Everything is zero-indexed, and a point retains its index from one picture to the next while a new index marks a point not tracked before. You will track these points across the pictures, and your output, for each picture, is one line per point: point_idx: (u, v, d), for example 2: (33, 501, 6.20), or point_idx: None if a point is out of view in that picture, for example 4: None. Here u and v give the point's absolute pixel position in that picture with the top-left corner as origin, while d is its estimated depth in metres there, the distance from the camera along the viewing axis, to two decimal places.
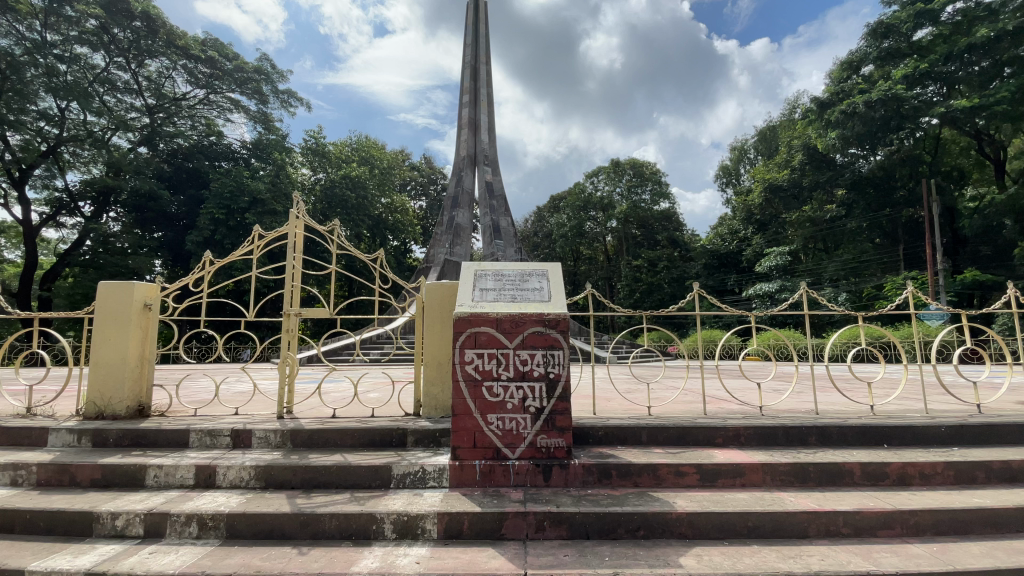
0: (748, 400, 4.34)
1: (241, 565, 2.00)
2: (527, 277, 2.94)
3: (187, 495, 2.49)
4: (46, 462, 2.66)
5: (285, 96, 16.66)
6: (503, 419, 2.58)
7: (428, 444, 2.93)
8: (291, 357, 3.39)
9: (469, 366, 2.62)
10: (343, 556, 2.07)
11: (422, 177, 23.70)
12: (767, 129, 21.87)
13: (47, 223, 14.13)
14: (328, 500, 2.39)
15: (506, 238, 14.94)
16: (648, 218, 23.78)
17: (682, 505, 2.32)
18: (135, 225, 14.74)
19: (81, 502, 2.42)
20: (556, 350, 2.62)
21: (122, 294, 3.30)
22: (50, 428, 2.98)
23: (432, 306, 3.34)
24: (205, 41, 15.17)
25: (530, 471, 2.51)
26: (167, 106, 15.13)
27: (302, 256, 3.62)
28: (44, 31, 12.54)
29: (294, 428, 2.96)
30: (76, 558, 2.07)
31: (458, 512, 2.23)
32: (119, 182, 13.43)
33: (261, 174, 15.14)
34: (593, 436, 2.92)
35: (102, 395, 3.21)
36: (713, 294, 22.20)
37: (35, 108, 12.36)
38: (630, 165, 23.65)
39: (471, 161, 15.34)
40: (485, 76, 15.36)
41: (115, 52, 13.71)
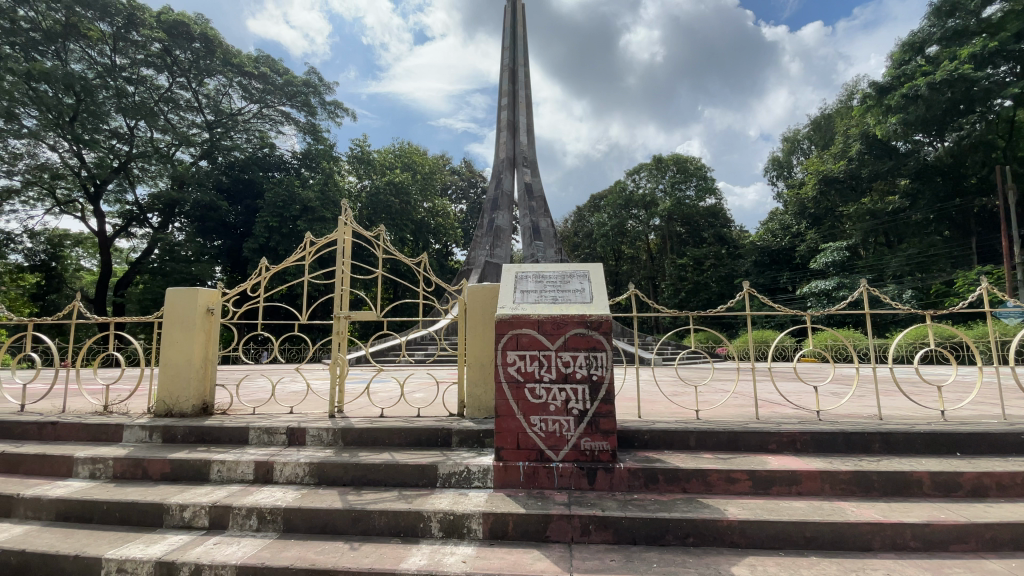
0: (803, 403, 4.15)
1: (298, 559, 2.09)
2: (568, 278, 2.92)
3: (247, 490, 2.63)
4: (122, 456, 2.88)
5: (332, 107, 17.32)
6: (546, 421, 2.58)
7: (472, 445, 2.97)
8: (342, 357, 3.51)
9: (512, 368, 2.63)
10: (392, 553, 2.13)
11: (462, 180, 24.14)
12: (822, 118, 20.75)
13: (119, 234, 15.28)
14: (377, 497, 2.47)
15: (547, 239, 14.94)
16: (693, 215, 23.13)
17: (734, 513, 2.23)
18: (197, 234, 15.71)
19: (152, 494, 2.61)
20: (599, 352, 2.59)
21: (188, 298, 3.52)
22: (125, 425, 3.21)
23: (475, 309, 3.40)
24: (258, 58, 16.02)
25: (574, 473, 2.50)
26: (224, 122, 15.99)
27: (351, 261, 3.74)
28: (114, 55, 13.67)
29: (344, 427, 3.08)
30: (148, 547, 2.23)
31: (502, 513, 2.25)
32: (183, 194, 14.36)
33: (311, 182, 15.79)
34: (638, 440, 2.86)
35: (170, 394, 3.44)
36: (764, 292, 21.32)
37: (108, 128, 13.52)
38: (673, 161, 23.09)
39: (510, 164, 15.40)
40: (524, 77, 15.38)
41: (177, 72, 14.65)
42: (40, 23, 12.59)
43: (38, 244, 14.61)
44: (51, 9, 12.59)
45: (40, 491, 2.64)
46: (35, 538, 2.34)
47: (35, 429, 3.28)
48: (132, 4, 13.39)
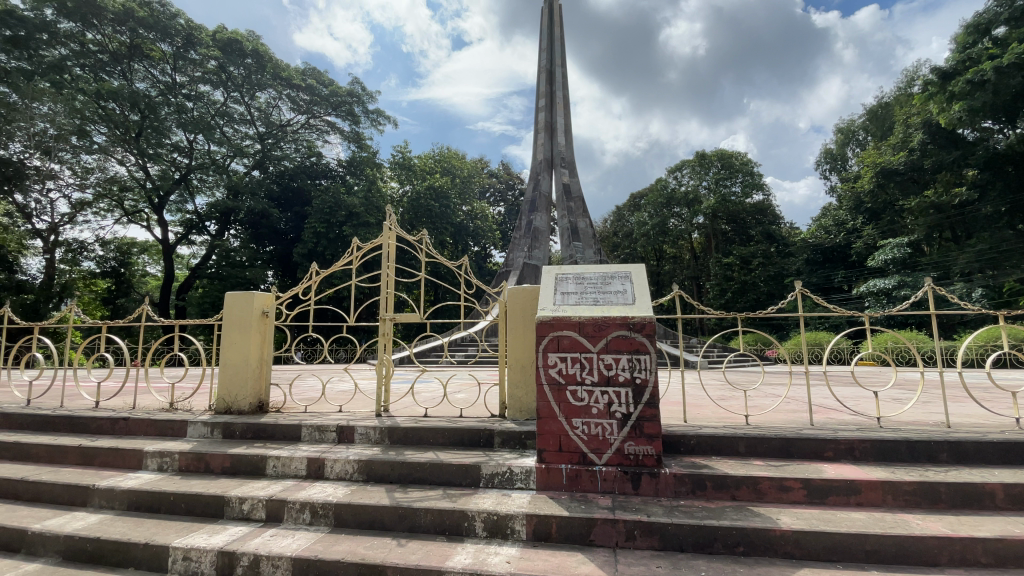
0: (862, 409, 3.93)
1: (348, 553, 2.17)
2: (609, 279, 2.89)
3: (301, 484, 2.75)
4: (186, 451, 3.07)
5: (374, 115, 17.84)
6: (589, 424, 2.56)
7: (514, 446, 2.98)
8: (387, 359, 3.62)
9: (553, 370, 2.63)
10: (438, 550, 2.18)
11: (500, 183, 24.33)
12: (879, 106, 19.53)
13: (181, 241, 16.29)
14: (422, 496, 2.52)
15: (586, 240, 14.85)
16: (738, 213, 22.33)
17: (787, 522, 2.15)
18: (251, 240, 16.53)
19: (215, 487, 2.77)
20: (643, 355, 2.54)
21: (246, 302, 3.72)
22: (189, 421, 3.42)
23: (515, 310, 3.41)
24: (305, 71, 16.68)
25: (618, 477, 2.47)
26: (274, 133, 16.78)
27: (395, 265, 3.83)
28: (175, 74, 14.66)
29: (390, 426, 3.17)
30: (211, 537, 2.37)
31: (546, 515, 2.25)
32: (238, 203, 15.15)
33: (356, 189, 16.31)
34: (684, 445, 2.80)
35: (228, 393, 3.64)
36: (817, 293, 20.33)
37: (170, 142, 14.53)
38: (717, 157, 22.45)
39: (548, 165, 15.38)
40: (561, 78, 15.32)
41: (232, 88, 15.49)
42: (107, 45, 13.67)
43: (109, 252, 15.78)
44: (117, 32, 13.64)
45: (114, 483, 2.85)
46: (109, 527, 2.53)
47: (109, 424, 3.55)
48: (191, 26, 14.35)
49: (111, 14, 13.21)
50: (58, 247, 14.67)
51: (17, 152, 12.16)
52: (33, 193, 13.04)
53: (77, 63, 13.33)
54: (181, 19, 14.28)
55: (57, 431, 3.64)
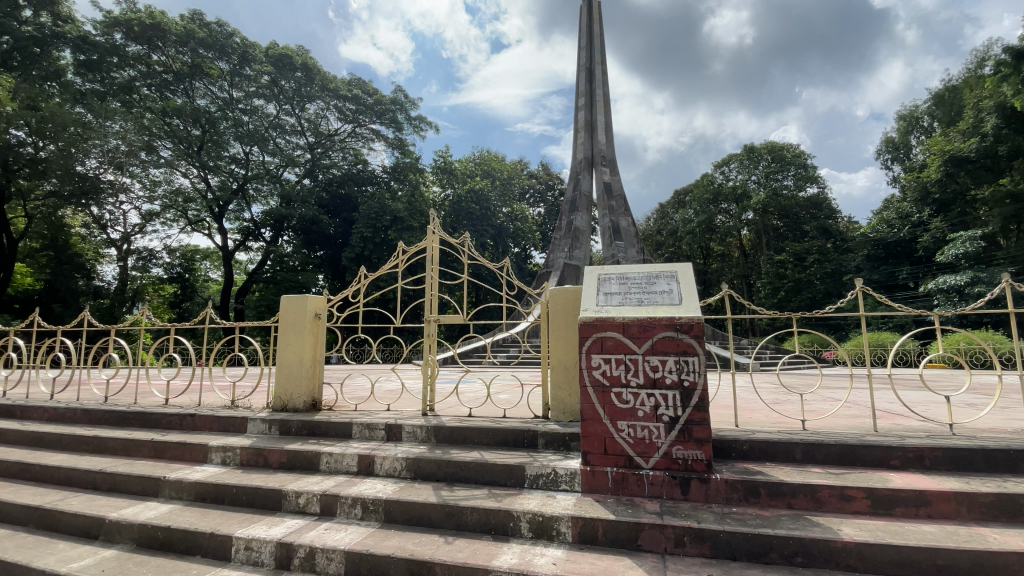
0: (933, 415, 3.66)
1: (398, 548, 2.23)
2: (654, 279, 2.83)
3: (353, 480, 2.86)
4: (247, 446, 3.25)
5: (417, 121, 18.23)
6: (634, 427, 2.51)
7: (558, 448, 2.96)
8: (432, 359, 3.70)
9: (597, 372, 2.61)
10: (485, 549, 2.20)
11: (540, 184, 24.32)
12: (946, 90, 18.15)
13: (239, 247, 17.25)
14: (468, 495, 2.56)
15: (628, 239, 14.59)
16: (791, 208, 21.30)
17: (849, 533, 2.04)
18: (302, 245, 17.28)
19: (273, 481, 2.92)
20: (691, 357, 2.47)
21: (300, 305, 3.89)
22: (249, 418, 3.62)
23: (557, 310, 3.39)
24: (352, 81, 17.21)
25: (666, 482, 2.41)
26: (323, 142, 17.48)
27: (439, 268, 3.91)
28: (232, 90, 15.54)
29: (437, 425, 3.23)
30: (271, 528, 2.50)
31: (592, 518, 2.23)
32: (291, 211, 15.91)
33: (399, 194, 16.75)
34: (736, 451, 2.70)
35: (285, 391, 3.82)
36: (880, 290, 19.13)
37: (228, 154, 15.41)
38: (767, 149, 21.55)
39: (588, 163, 15.23)
40: (601, 75, 15.15)
41: (283, 101, 16.23)
42: (171, 65, 14.71)
43: (175, 259, 16.91)
44: (180, 53, 14.63)
45: (182, 475, 3.05)
46: (179, 517, 2.71)
47: (177, 420, 3.80)
48: (246, 43, 15.23)
49: (173, 36, 14.21)
50: (130, 255, 15.84)
51: (93, 167, 13.21)
52: (108, 205, 14.18)
53: (144, 83, 14.59)
54: (237, 37, 15.17)
55: (132, 425, 3.94)
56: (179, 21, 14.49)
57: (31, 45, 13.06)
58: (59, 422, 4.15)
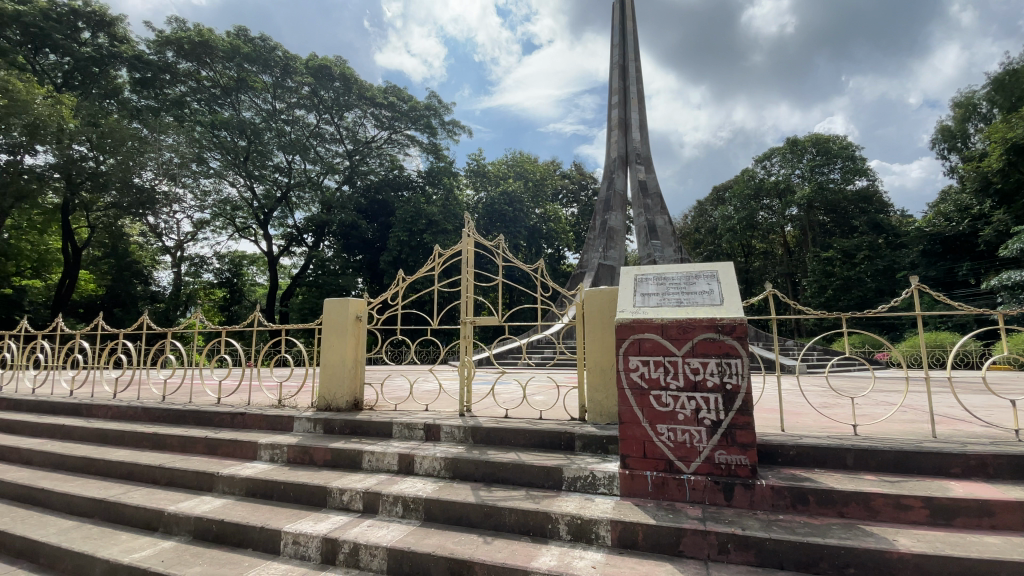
0: (998, 420, 3.43)
1: (438, 547, 2.28)
2: (694, 279, 2.76)
3: (394, 479, 2.93)
4: (293, 444, 3.38)
5: (450, 126, 18.48)
6: (675, 431, 2.47)
7: (595, 450, 2.95)
8: (469, 360, 3.74)
9: (635, 374, 2.58)
10: (523, 550, 2.22)
11: (573, 184, 24.19)
12: (1007, 74, 16.95)
13: (283, 252, 17.96)
14: (507, 495, 2.58)
15: (664, 238, 14.30)
16: (838, 202, 20.38)
17: (906, 544, 1.94)
18: (342, 250, 17.80)
19: (318, 478, 3.03)
20: (733, 359, 2.41)
21: (342, 308, 4.02)
22: (295, 417, 3.76)
23: (593, 311, 3.37)
24: (387, 89, 17.58)
25: (708, 487, 2.36)
26: (361, 149, 18.01)
27: (474, 270, 3.94)
28: (275, 101, 16.19)
29: (474, 425, 3.27)
30: (316, 524, 2.59)
31: (632, 522, 2.21)
32: (331, 216, 16.45)
33: (434, 199, 17.02)
34: (782, 456, 2.61)
35: (328, 392, 3.96)
36: (937, 288, 18.03)
37: (272, 163, 16.10)
38: (811, 142, 20.69)
39: (623, 162, 15.03)
40: (635, 72, 14.93)
41: (323, 110, 16.80)
42: (218, 80, 15.48)
43: (224, 265, 17.79)
44: (227, 68, 15.37)
45: (234, 471, 3.21)
46: (231, 511, 2.85)
47: (229, 418, 4.00)
48: (288, 56, 15.84)
49: (220, 52, 14.94)
50: (183, 261, 16.74)
51: (149, 179, 13.93)
52: (163, 214, 15.04)
53: (194, 98, 15.50)
54: (279, 51, 15.82)
55: (187, 423, 4.17)
56: (226, 38, 15.24)
57: (90, 65, 14.28)
58: (122, 419, 4.43)
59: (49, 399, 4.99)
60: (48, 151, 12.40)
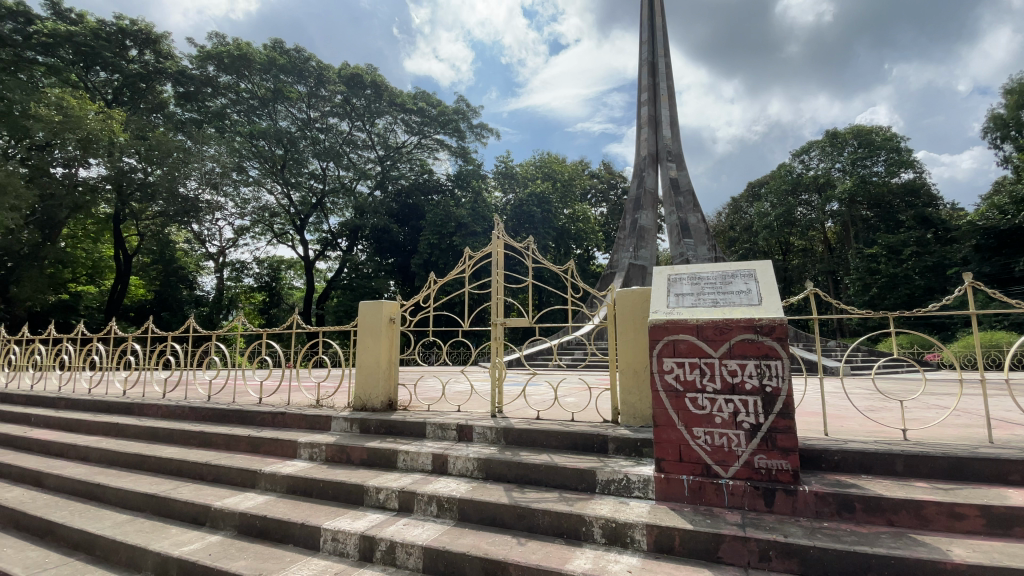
0: None
1: (472, 546, 2.30)
2: (730, 278, 2.70)
3: (428, 478, 2.98)
4: (331, 443, 3.47)
5: (479, 129, 18.61)
6: (712, 434, 2.41)
7: (630, 453, 2.91)
8: (500, 362, 3.76)
9: (670, 376, 2.54)
10: (558, 552, 2.21)
11: (603, 183, 23.99)
12: None
13: (319, 257, 18.48)
14: (540, 497, 2.58)
15: (697, 236, 13.99)
16: (883, 196, 19.53)
17: (961, 555, 1.84)
18: (374, 253, 18.17)
19: (354, 477, 3.10)
20: (773, 361, 2.33)
21: (376, 310, 4.11)
22: (332, 417, 3.86)
23: (625, 311, 3.32)
24: (416, 95, 17.85)
25: (748, 493, 2.29)
26: (392, 155, 18.35)
27: (504, 271, 3.96)
28: (310, 111, 16.68)
29: (506, 426, 3.28)
30: (354, 522, 2.65)
31: (668, 526, 2.17)
32: (364, 221, 16.87)
33: (463, 201, 17.15)
34: (826, 461, 2.51)
35: (363, 392, 4.05)
36: (992, 285, 16.97)
37: (308, 171, 16.64)
38: (852, 134, 19.85)
39: (653, 160, 14.78)
40: (664, 69, 14.68)
41: (355, 118, 17.23)
42: (256, 92, 16.03)
43: (263, 269, 18.47)
44: (264, 80, 15.91)
45: (275, 469, 3.32)
46: (274, 507, 2.95)
47: (270, 417, 4.14)
48: (321, 67, 16.30)
49: (258, 65, 15.51)
50: (225, 267, 17.47)
51: (193, 189, 14.64)
52: (207, 222, 15.73)
53: (234, 109, 16.05)
54: (313, 61, 16.30)
55: (231, 422, 4.33)
56: (263, 51, 15.82)
57: (138, 81, 15.31)
58: (171, 418, 4.65)
59: (105, 398, 5.29)
60: (100, 163, 13.24)
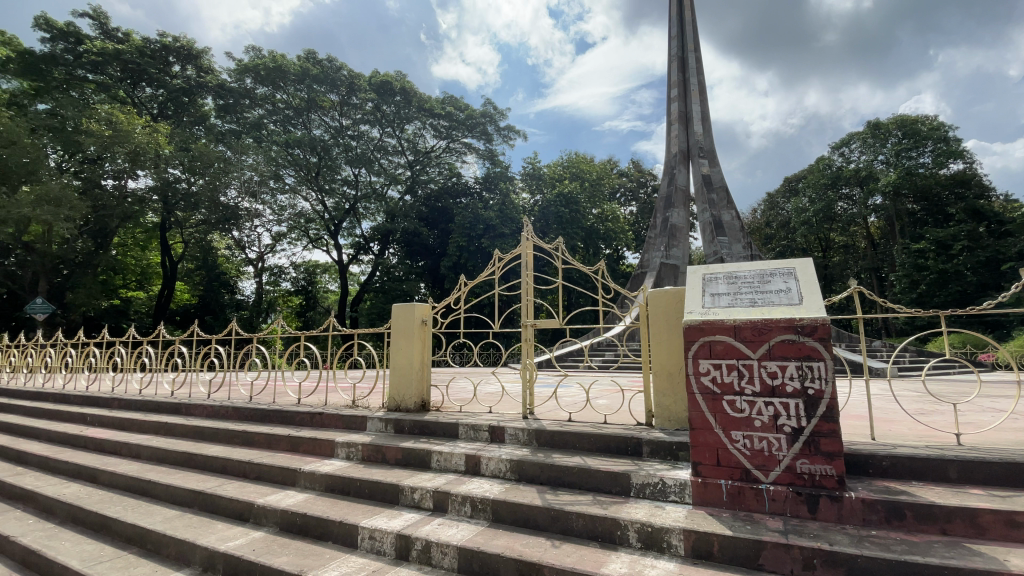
0: None
1: (506, 548, 2.30)
2: (768, 277, 2.62)
3: (461, 479, 3.01)
4: (367, 443, 3.54)
5: (506, 131, 18.65)
6: (751, 438, 2.35)
7: (665, 456, 2.87)
8: (531, 363, 3.76)
9: (706, 378, 2.49)
10: (593, 556, 2.20)
11: (631, 182, 23.69)
12: None
13: (353, 260, 18.93)
14: (573, 500, 2.57)
15: (732, 233, 13.64)
16: (929, 188, 18.37)
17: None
18: (405, 257, 18.49)
19: (390, 476, 3.17)
20: (816, 362, 2.25)
21: (409, 313, 4.18)
22: (368, 417, 3.95)
23: (657, 312, 3.27)
24: (444, 99, 18.03)
25: (790, 499, 2.22)
26: (421, 159, 18.64)
27: (534, 273, 3.96)
28: (342, 118, 17.07)
29: (538, 428, 3.29)
30: (390, 521, 2.70)
31: (706, 532, 2.12)
32: (395, 225, 17.20)
33: (491, 204, 17.22)
34: (874, 467, 2.40)
35: (397, 393, 4.12)
36: None
37: (341, 177, 17.07)
38: (896, 124, 18.95)
39: (684, 156, 14.51)
40: (695, 63, 14.38)
41: (385, 124, 17.53)
42: (291, 102, 16.51)
43: (299, 273, 19.05)
44: (298, 90, 16.40)
45: (314, 468, 3.42)
46: (314, 505, 3.04)
47: (308, 418, 4.27)
48: (353, 75, 16.69)
49: (292, 75, 16.03)
50: (264, 272, 18.11)
51: (233, 197, 15.22)
52: (246, 229, 16.34)
53: (271, 120, 16.49)
54: (345, 70, 16.70)
55: (272, 422, 4.49)
56: (297, 62, 16.32)
57: (182, 95, 16.08)
58: (215, 418, 4.85)
59: (154, 399, 5.56)
60: (147, 175, 13.98)
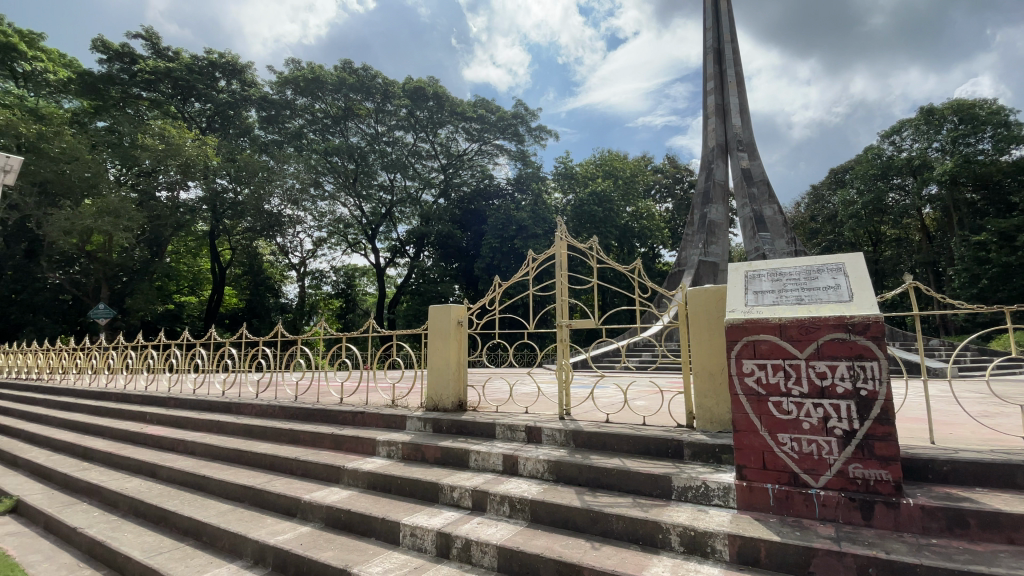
0: None
1: (545, 549, 2.31)
2: (814, 274, 2.53)
3: (500, 478, 3.03)
4: (407, 442, 3.62)
5: (537, 132, 18.60)
6: (799, 441, 2.26)
7: (707, 459, 2.80)
8: (567, 364, 3.74)
9: (750, 379, 2.41)
10: (634, 559, 2.17)
11: (667, 178, 23.20)
12: None
13: (389, 263, 19.34)
14: (613, 502, 2.54)
15: (774, 229, 13.15)
16: (989, 177, 17.11)
17: None
18: (440, 259, 18.77)
19: (430, 474, 3.22)
20: (868, 361, 2.15)
21: (445, 315, 4.24)
22: (407, 416, 4.03)
23: (697, 311, 3.19)
24: (476, 103, 18.13)
25: (842, 504, 2.13)
26: (454, 163, 18.83)
27: (568, 273, 3.94)
28: (377, 125, 17.47)
29: (575, 429, 3.27)
30: (431, 518, 2.75)
31: (752, 537, 2.06)
32: (429, 228, 17.49)
33: (524, 204, 17.23)
34: (934, 472, 2.27)
35: (435, 393, 4.19)
36: None
37: (377, 182, 17.49)
38: (952, 109, 17.81)
39: (722, 151, 14.12)
40: (731, 54, 13.95)
41: (419, 129, 17.83)
42: (329, 111, 17.03)
43: (339, 277, 19.63)
44: (335, 99, 16.91)
45: (356, 465, 3.52)
46: (356, 502, 3.13)
47: (349, 417, 4.40)
48: (387, 83, 17.04)
49: (330, 85, 16.53)
50: (305, 276, 18.74)
51: (277, 205, 15.82)
52: (289, 235, 16.96)
53: (310, 129, 17.09)
54: (380, 78, 17.07)
55: (316, 421, 4.65)
56: (334, 72, 16.82)
57: (228, 109, 16.82)
58: (263, 416, 5.06)
59: (206, 398, 5.84)
60: (197, 185, 14.77)
